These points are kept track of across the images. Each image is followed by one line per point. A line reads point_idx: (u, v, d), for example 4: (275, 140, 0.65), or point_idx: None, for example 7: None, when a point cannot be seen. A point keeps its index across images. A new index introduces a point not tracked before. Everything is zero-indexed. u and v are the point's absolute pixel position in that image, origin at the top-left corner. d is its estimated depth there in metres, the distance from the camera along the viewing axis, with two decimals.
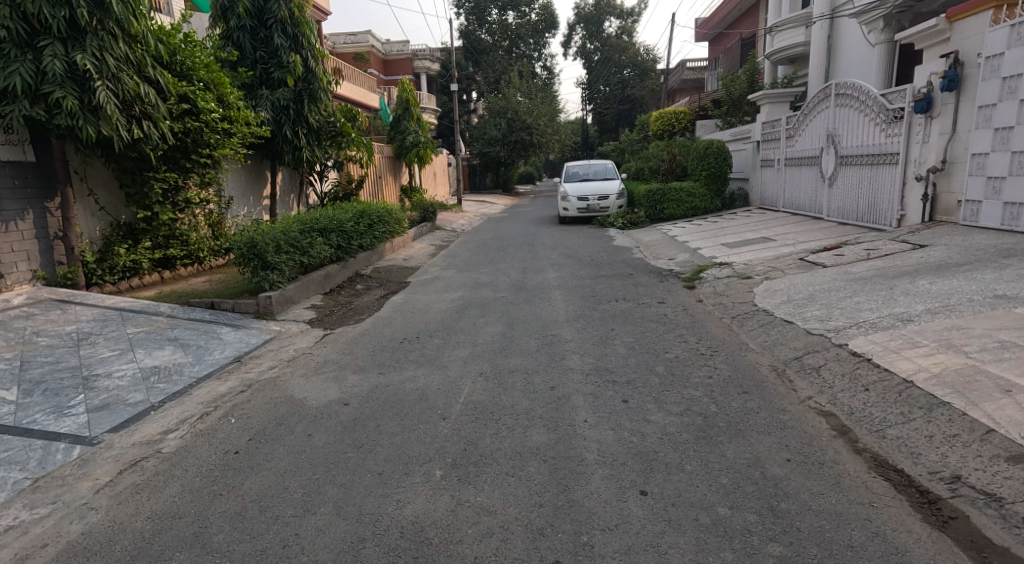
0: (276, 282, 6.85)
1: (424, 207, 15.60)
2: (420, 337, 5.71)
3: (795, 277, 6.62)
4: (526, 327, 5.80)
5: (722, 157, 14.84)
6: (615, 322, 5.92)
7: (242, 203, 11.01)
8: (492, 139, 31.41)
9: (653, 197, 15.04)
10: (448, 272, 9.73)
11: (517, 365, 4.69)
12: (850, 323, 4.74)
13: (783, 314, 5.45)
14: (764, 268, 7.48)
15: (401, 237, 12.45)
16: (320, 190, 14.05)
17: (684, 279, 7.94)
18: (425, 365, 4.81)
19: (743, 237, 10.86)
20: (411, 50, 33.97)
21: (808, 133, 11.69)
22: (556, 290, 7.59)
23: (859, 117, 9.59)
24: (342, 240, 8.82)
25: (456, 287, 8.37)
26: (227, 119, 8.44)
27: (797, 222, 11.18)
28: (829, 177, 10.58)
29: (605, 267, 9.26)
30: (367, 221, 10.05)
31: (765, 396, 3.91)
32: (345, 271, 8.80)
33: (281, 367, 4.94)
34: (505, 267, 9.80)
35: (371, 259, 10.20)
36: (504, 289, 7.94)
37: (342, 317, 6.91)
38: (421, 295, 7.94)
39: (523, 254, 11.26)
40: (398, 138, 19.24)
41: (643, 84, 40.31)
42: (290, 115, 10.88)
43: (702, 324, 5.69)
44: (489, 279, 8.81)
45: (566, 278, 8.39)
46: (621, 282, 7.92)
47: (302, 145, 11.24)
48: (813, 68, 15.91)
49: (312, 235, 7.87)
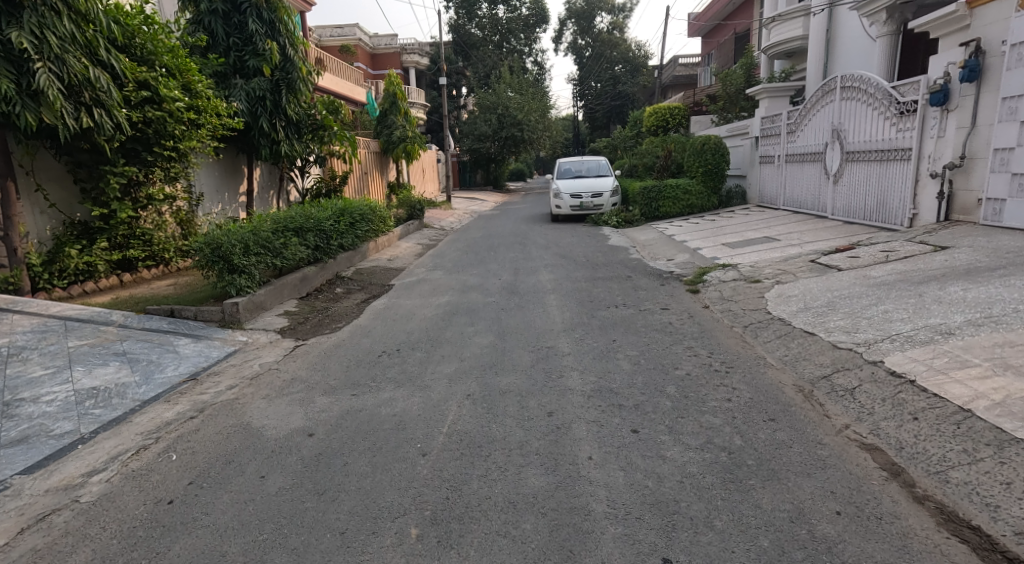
0: (245, 287, 6.26)
1: (411, 204, 15.00)
2: (401, 349, 5.16)
3: (809, 281, 6.10)
4: (518, 338, 5.25)
5: (719, 153, 14.34)
6: (616, 331, 5.37)
7: (217, 199, 10.41)
8: (482, 135, 30.81)
9: (648, 195, 14.57)
10: (435, 274, 9.15)
11: (508, 385, 4.14)
12: (883, 336, 4.21)
13: (804, 323, 4.93)
14: (772, 271, 6.98)
15: (386, 235, 11.85)
16: (301, 186, 13.48)
17: (688, 283, 7.42)
18: (404, 385, 4.26)
19: (744, 236, 10.38)
20: (400, 45, 33.36)
21: (810, 127, 11.20)
22: (550, 295, 7.04)
23: (867, 111, 9.09)
24: (320, 240, 8.23)
25: (443, 290, 7.81)
26: (194, 109, 8.01)
27: (800, 221, 10.70)
28: (834, 173, 10.09)
29: (602, 269, 8.72)
30: (348, 220, 9.44)
31: (796, 424, 3.38)
32: (323, 273, 8.21)
33: (240, 387, 4.38)
34: (496, 268, 9.24)
35: (352, 259, 9.62)
36: (494, 293, 7.37)
37: (317, 325, 6.33)
38: (405, 300, 7.36)
39: (514, 254, 10.69)
40: (385, 132, 18.69)
41: (635, 80, 39.86)
42: (266, 106, 10.26)
43: (713, 335, 5.16)
44: (478, 281, 8.25)
45: (560, 281, 7.85)
46: (620, 285, 7.40)
47: (280, 138, 10.65)
48: (812, 62, 15.43)
49: (285, 235, 7.27)
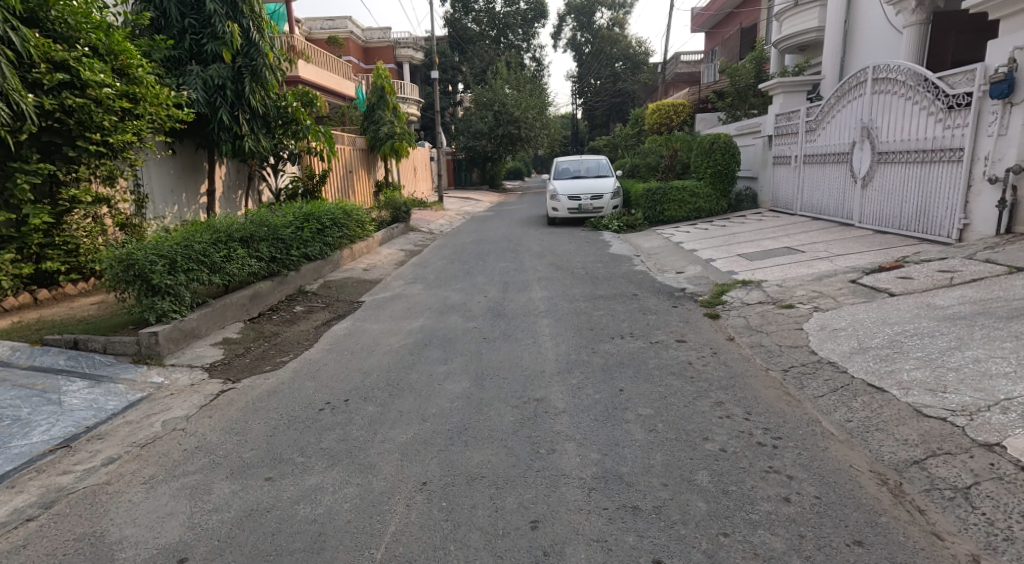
0: (170, 313, 5.16)
1: (396, 205, 13.89)
2: (351, 400, 4.07)
3: (856, 308, 5.01)
4: (500, 385, 4.17)
5: (730, 153, 13.32)
6: (623, 378, 4.28)
7: (171, 201, 9.32)
8: (478, 133, 29.65)
9: (653, 198, 13.50)
10: (413, 289, 8.03)
11: (480, 468, 3.06)
12: (987, 402, 3.15)
13: (864, 371, 3.84)
14: (804, 293, 5.89)
15: (364, 241, 10.76)
16: (274, 186, 12.39)
17: (705, 306, 6.34)
18: (342, 463, 3.17)
19: (762, 246, 9.34)
20: (393, 39, 32.21)
21: (832, 125, 10.13)
22: (544, 320, 5.95)
23: (905, 106, 8.02)
24: (279, 250, 7.14)
25: (418, 311, 6.71)
26: (130, 97, 6.91)
27: (822, 229, 9.61)
28: (862, 177, 9.03)
29: (603, 284, 7.62)
30: (315, 225, 8.35)
31: (891, 551, 2.32)
32: (280, 288, 7.11)
33: (123, 459, 3.29)
34: (483, 282, 8.14)
35: (321, 270, 8.54)
36: (478, 315, 6.27)
37: (260, 357, 5.22)
38: (372, 323, 6.25)
39: (505, 264, 9.60)
40: (372, 128, 17.64)
41: (635, 78, 38.69)
42: (226, 96, 9.15)
43: (747, 385, 4.06)
44: (460, 298, 7.17)
45: (555, 300, 6.78)
46: (625, 308, 6.33)
47: (243, 133, 9.55)
48: (828, 55, 14.34)
49: (231, 245, 6.19)
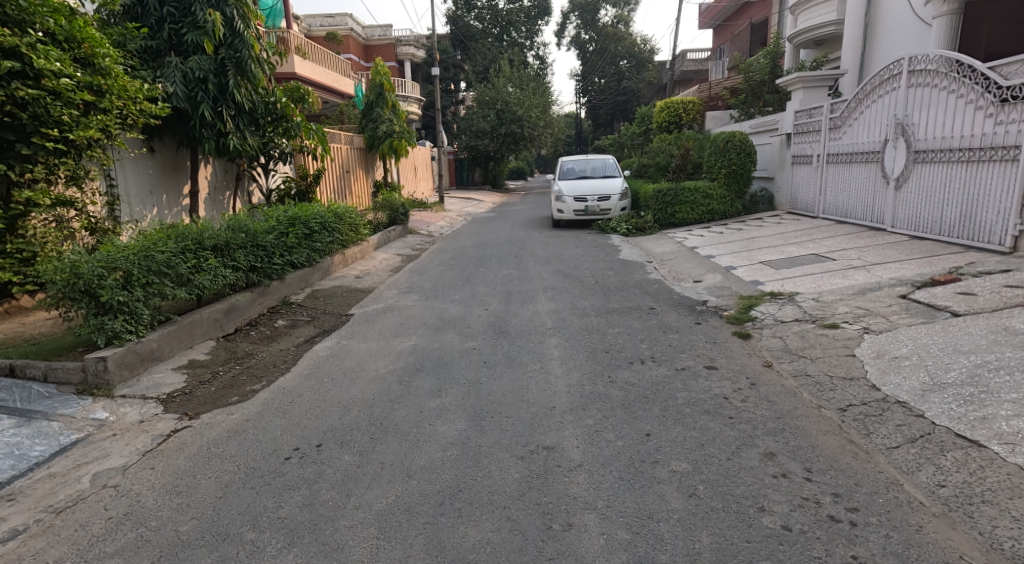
0: (124, 333, 4.49)
1: (394, 207, 13.22)
2: (325, 445, 3.41)
3: (916, 330, 4.33)
4: (503, 429, 3.51)
5: (745, 152, 12.74)
6: (648, 419, 3.62)
7: (149, 204, 8.67)
8: (480, 131, 28.99)
9: (662, 199, 12.84)
10: (407, 299, 7.37)
11: (476, 555, 2.41)
12: None
13: (947, 416, 3.18)
14: (847, 308, 5.20)
15: (357, 246, 10.12)
16: (265, 186, 11.76)
17: (733, 323, 5.67)
18: (303, 543, 2.52)
19: (786, 252, 8.67)
20: (394, 36, 31.64)
21: (859, 123, 9.46)
22: (552, 340, 5.28)
23: (947, 101, 7.39)
24: (260, 258, 6.48)
25: (413, 326, 6.06)
26: (94, 88, 6.27)
27: (850, 234, 8.94)
28: (896, 178, 8.37)
29: (615, 296, 6.95)
30: (303, 230, 7.70)
31: None
32: (261, 299, 6.46)
33: (28, 534, 2.65)
34: (484, 292, 7.48)
35: (309, 278, 7.89)
36: (479, 334, 5.61)
37: (228, 383, 4.58)
38: (359, 341, 5.59)
39: (508, 271, 8.93)
40: (370, 127, 17.01)
41: (641, 76, 37.90)
42: (208, 90, 8.49)
43: (800, 429, 3.38)
44: (459, 312, 6.50)
45: (564, 315, 6.11)
46: (642, 325, 5.66)
47: (229, 130, 8.90)
48: (849, 49, 13.66)
49: (201, 253, 5.52)
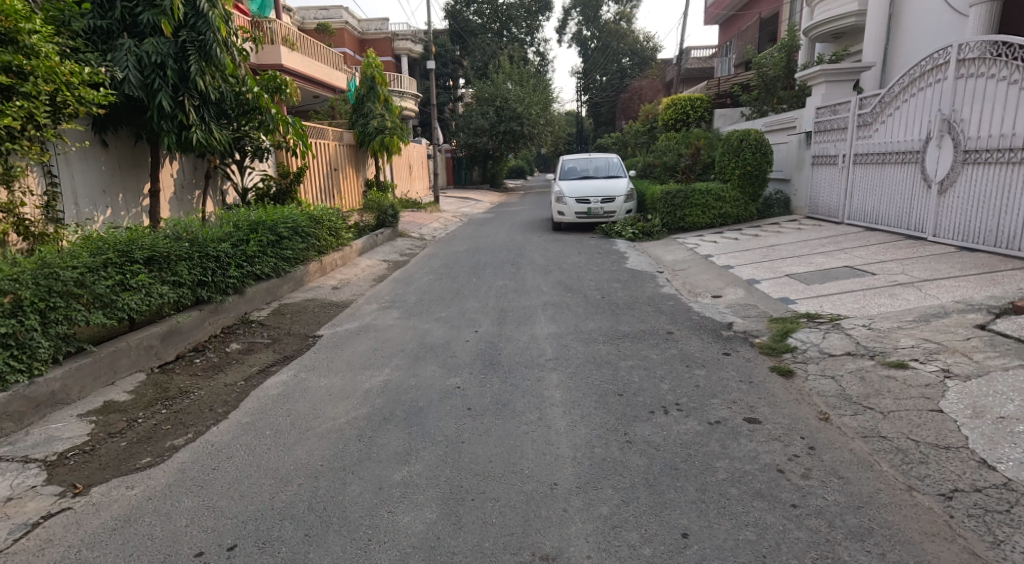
0: (9, 373, 3.55)
1: (382, 208, 12.28)
2: (245, 548, 2.50)
3: (1017, 377, 3.45)
4: (484, 526, 2.59)
5: (761, 152, 11.83)
6: (682, 507, 2.69)
7: (101, 204, 7.75)
8: (478, 129, 28.04)
9: (671, 201, 11.90)
10: (387, 317, 6.44)
11: None
12: None
13: None
14: (911, 340, 4.29)
15: (338, 251, 9.21)
16: (240, 184, 10.83)
17: (768, 355, 4.74)
18: None
19: (814, 263, 7.77)
20: (391, 30, 30.78)
21: (894, 119, 8.58)
22: (553, 378, 4.35)
23: (1005, 93, 6.53)
24: (210, 270, 5.55)
25: (388, 352, 5.13)
26: (16, 69, 5.35)
27: (884, 244, 8.04)
28: (939, 181, 7.49)
29: (625, 316, 6.03)
30: (269, 236, 6.77)
31: None
32: (210, 320, 5.53)
33: None
34: (476, 308, 6.56)
35: (275, 290, 6.95)
36: (465, 366, 4.68)
37: (144, 436, 3.63)
38: (321, 374, 4.67)
39: (503, 282, 8.01)
40: (360, 122, 16.07)
41: (643, 74, 37.04)
42: (167, 76, 7.54)
43: (894, 529, 2.47)
44: (444, 336, 5.57)
45: (567, 342, 5.20)
46: (660, 358, 4.75)
47: (192, 122, 7.95)
48: (871, 43, 12.87)
49: (129, 267, 4.58)
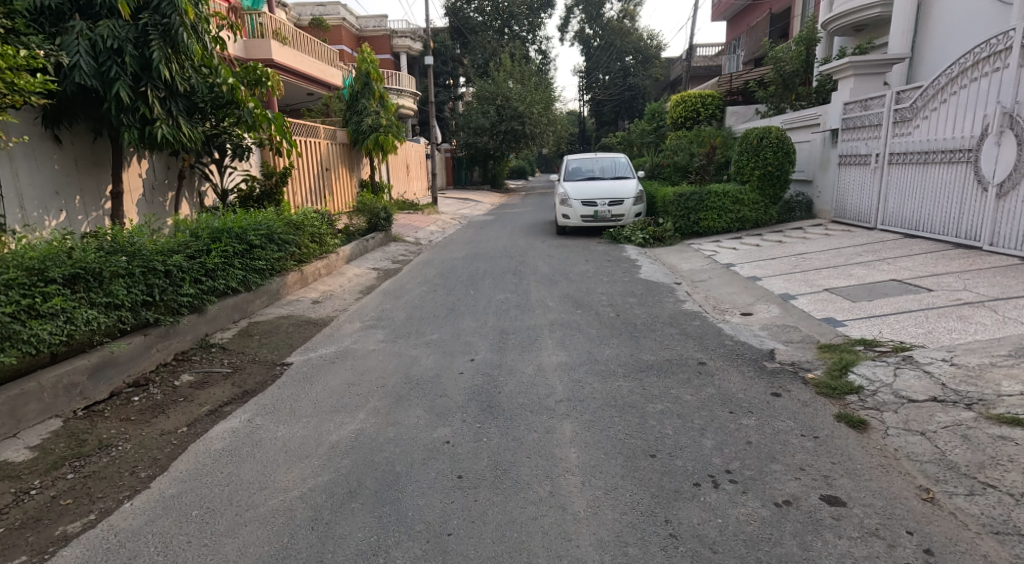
0: None
1: (374, 211, 11.39)
2: None
3: None
4: None
5: (783, 151, 10.97)
6: None
7: (53, 207, 6.91)
8: (479, 128, 27.16)
9: (685, 204, 11.07)
10: (371, 339, 5.59)
11: None
12: None
13: None
14: (1016, 386, 3.47)
15: (322, 259, 8.35)
16: (220, 185, 9.96)
17: (829, 396, 3.89)
18: None
19: (855, 275, 6.91)
20: (390, 28, 29.96)
21: (942, 113, 7.75)
22: (567, 432, 3.50)
23: None
24: (158, 288, 4.68)
25: (366, 388, 4.27)
26: None
27: (932, 253, 7.20)
28: (997, 183, 6.68)
29: (647, 341, 5.18)
30: (236, 245, 5.90)
31: None
32: (158, 347, 4.67)
33: None
34: (473, 329, 5.71)
35: (244, 307, 6.08)
36: (458, 411, 3.84)
37: (32, 517, 2.78)
38: (281, 419, 3.81)
39: (505, 295, 7.15)
40: (354, 119, 15.21)
41: (647, 72, 36.12)
42: (125, 63, 6.67)
43: None
44: (434, 366, 4.72)
45: (582, 377, 4.35)
46: (697, 402, 3.89)
47: (157, 116, 7.08)
48: (898, 35, 12.11)
49: (39, 289, 3.74)
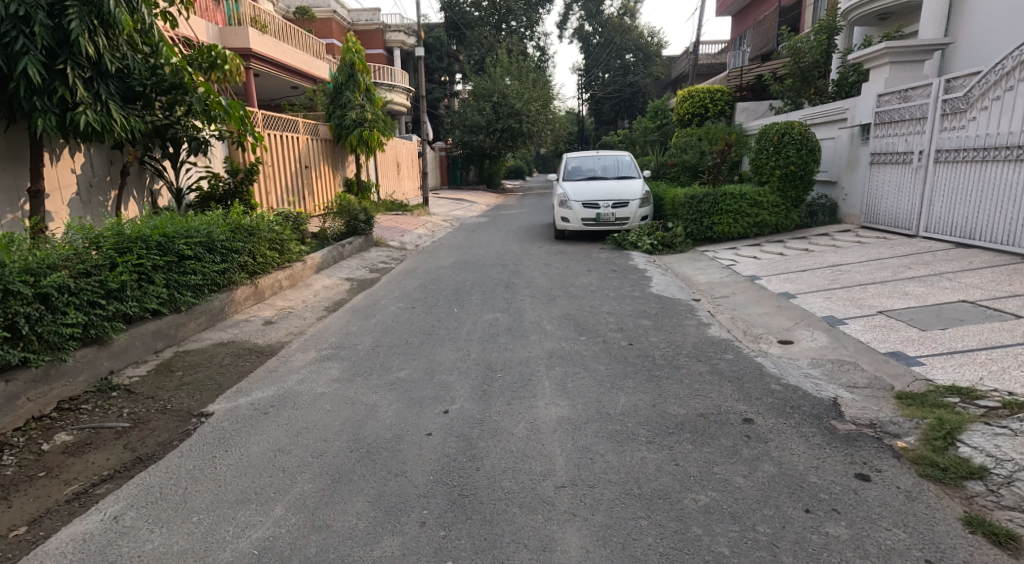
0: None
1: (352, 213, 10.21)
2: None
3: None
4: None
5: (807, 148, 9.81)
6: None
7: None
8: (474, 126, 26.00)
9: (697, 206, 9.95)
10: (322, 377, 4.44)
11: None
12: None
13: None
14: None
15: (284, 269, 7.18)
16: (174, 183, 8.79)
17: (947, 484, 2.75)
18: None
19: (914, 294, 5.76)
20: (382, 22, 28.82)
21: (1009, 103, 6.72)
22: (573, 550, 2.39)
23: None
24: (27, 317, 3.56)
25: (295, 460, 3.13)
26: None
27: (1003, 267, 6.10)
28: None
29: (672, 384, 4.03)
30: (156, 256, 4.76)
31: None
32: (26, 395, 3.57)
33: None
34: (450, 363, 4.55)
35: (172, 332, 4.94)
36: (415, 504, 2.70)
37: None
38: (163, 516, 2.68)
39: (494, 315, 5.99)
40: (336, 113, 14.01)
41: (647, 71, 35.13)
42: (35, 32, 5.51)
43: None
44: (394, 421, 3.56)
45: (592, 445, 3.20)
46: (755, 490, 2.74)
47: (79, 99, 5.92)
48: (930, 23, 11.02)
49: None
